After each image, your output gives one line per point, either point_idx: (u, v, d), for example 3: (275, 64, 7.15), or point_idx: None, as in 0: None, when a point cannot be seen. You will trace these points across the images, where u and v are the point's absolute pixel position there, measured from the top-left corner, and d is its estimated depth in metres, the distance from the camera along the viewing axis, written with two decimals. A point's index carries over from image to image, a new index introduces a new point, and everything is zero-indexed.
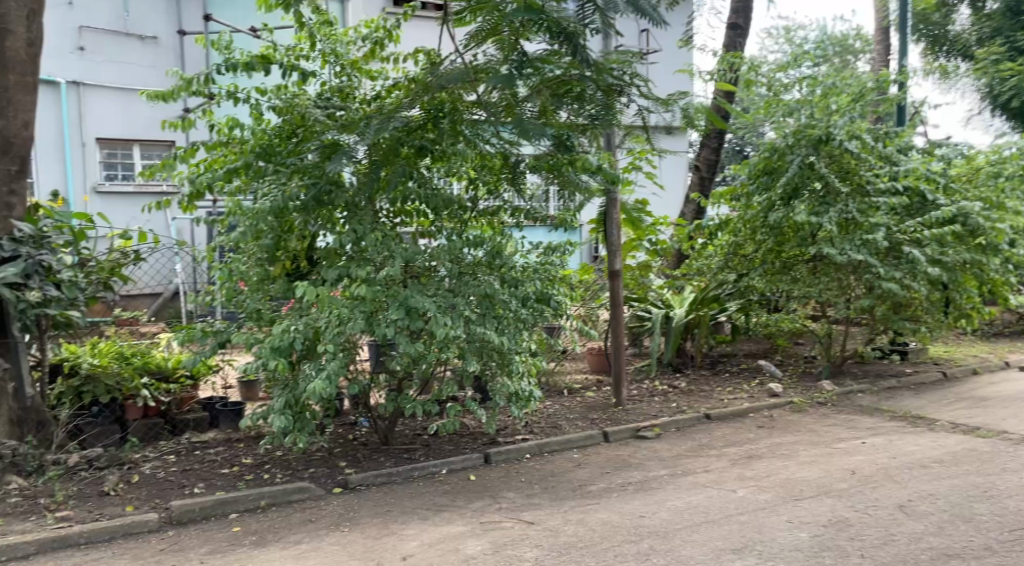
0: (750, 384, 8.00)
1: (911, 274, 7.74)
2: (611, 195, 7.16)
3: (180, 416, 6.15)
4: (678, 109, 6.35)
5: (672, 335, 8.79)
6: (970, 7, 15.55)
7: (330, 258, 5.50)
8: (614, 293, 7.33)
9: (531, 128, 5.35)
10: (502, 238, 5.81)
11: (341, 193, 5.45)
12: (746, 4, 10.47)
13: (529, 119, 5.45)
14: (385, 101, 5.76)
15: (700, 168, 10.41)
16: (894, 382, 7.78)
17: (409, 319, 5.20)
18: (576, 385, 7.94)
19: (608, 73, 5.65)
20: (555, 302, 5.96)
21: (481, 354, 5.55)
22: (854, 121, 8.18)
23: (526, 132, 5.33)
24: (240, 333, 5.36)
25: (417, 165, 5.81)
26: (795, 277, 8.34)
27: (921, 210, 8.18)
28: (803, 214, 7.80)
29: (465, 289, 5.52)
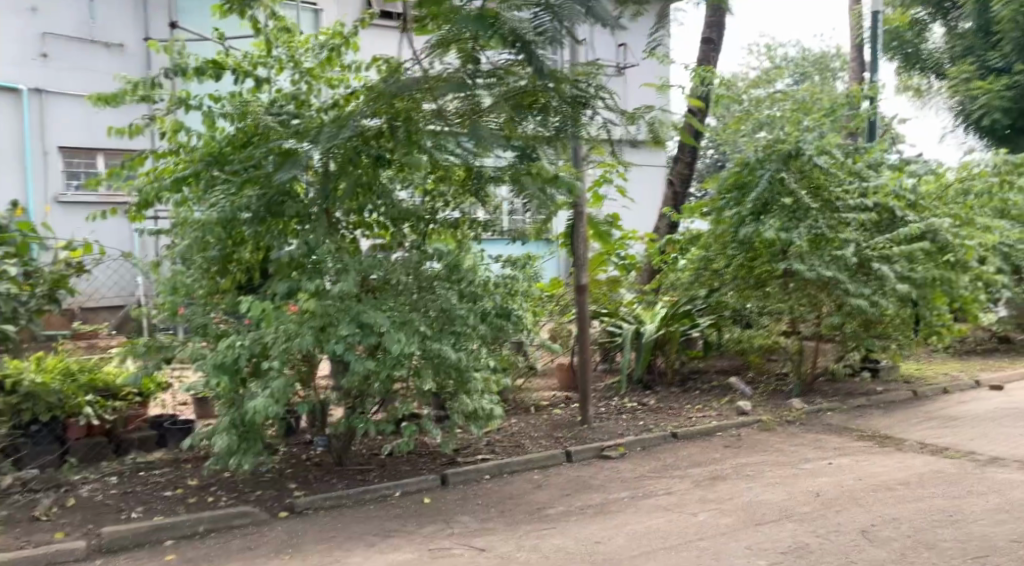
0: (720, 401, 7.90)
1: (880, 290, 7.68)
2: (577, 207, 7.01)
3: (126, 435, 5.97)
4: (644, 123, 6.29)
5: (642, 351, 8.69)
6: (943, 26, 15.72)
7: (282, 270, 5.30)
8: (581, 309, 7.16)
9: (483, 136, 5.30)
10: (462, 253, 5.70)
11: (293, 203, 5.36)
12: (719, 18, 10.43)
13: (488, 130, 5.38)
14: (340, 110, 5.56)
15: (673, 182, 10.30)
16: (864, 401, 7.68)
17: (362, 335, 5.01)
18: (543, 403, 7.77)
19: (569, 86, 5.69)
20: (516, 317, 5.79)
21: (436, 372, 5.35)
22: (824, 136, 8.11)
23: (479, 137, 5.28)
24: (186, 349, 5.18)
25: (378, 176, 5.71)
26: (766, 293, 8.25)
27: (890, 227, 8.10)
28: (773, 230, 7.69)
29: (422, 305, 5.41)
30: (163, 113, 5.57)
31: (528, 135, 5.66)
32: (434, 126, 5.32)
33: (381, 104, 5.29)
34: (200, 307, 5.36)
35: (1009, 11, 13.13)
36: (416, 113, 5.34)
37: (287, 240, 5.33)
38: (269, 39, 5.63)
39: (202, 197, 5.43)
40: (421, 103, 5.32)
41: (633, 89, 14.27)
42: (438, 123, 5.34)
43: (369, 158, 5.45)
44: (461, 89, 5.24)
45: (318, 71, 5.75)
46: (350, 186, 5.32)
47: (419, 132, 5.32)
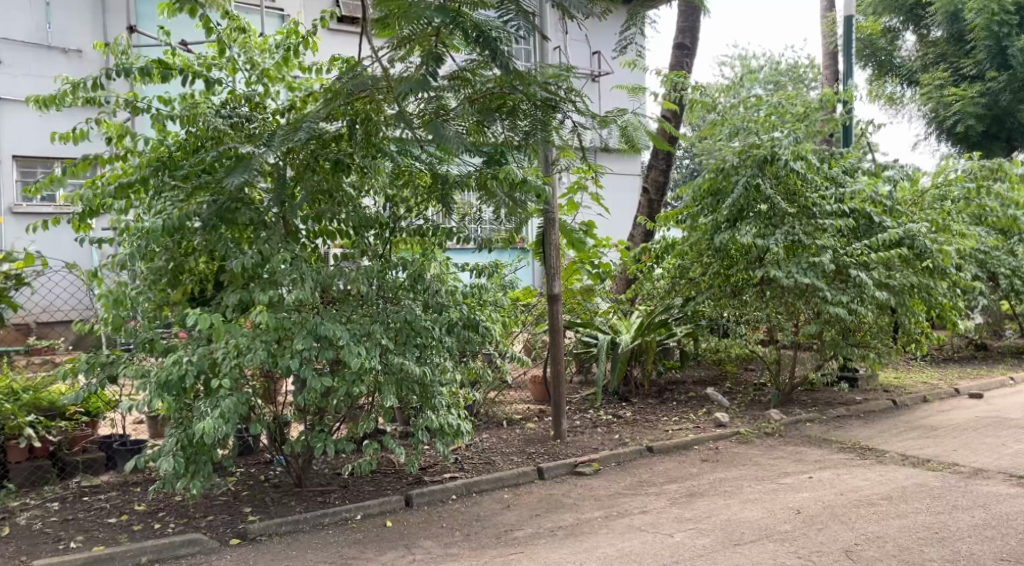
0: (697, 412, 7.69)
1: (860, 299, 7.48)
2: (548, 214, 6.77)
3: (70, 457, 5.70)
4: (617, 127, 6.05)
5: (618, 362, 8.44)
6: (915, 34, 15.79)
7: (235, 281, 5.06)
8: (553, 319, 6.93)
9: (447, 136, 4.97)
10: (427, 260, 5.41)
11: (247, 210, 5.13)
12: (693, 24, 10.31)
13: (453, 135, 5.05)
14: (296, 114, 5.36)
15: (649, 190, 10.15)
16: (844, 411, 7.50)
17: (319, 349, 4.74)
18: (516, 416, 7.51)
19: (539, 90, 5.33)
20: (484, 327, 5.52)
21: (399, 388, 5.07)
22: (799, 142, 7.97)
23: (443, 137, 4.96)
24: (130, 366, 4.88)
25: (338, 182, 5.48)
26: (743, 302, 8.05)
27: (868, 233, 7.94)
28: (750, 236, 7.54)
29: (382, 317, 5.06)
30: (107, 115, 5.32)
31: (495, 137, 5.41)
32: (396, 127, 5.20)
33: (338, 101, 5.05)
34: (146, 321, 5.05)
35: (982, 19, 13.28)
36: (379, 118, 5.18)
37: (240, 248, 5.11)
38: (223, 38, 5.38)
39: (152, 201, 5.18)
40: (387, 107, 5.15)
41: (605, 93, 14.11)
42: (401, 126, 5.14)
43: (323, 162, 5.31)
44: (429, 81, 4.81)
45: (274, 73, 5.55)
46: (306, 193, 5.30)
47: (380, 133, 5.24)
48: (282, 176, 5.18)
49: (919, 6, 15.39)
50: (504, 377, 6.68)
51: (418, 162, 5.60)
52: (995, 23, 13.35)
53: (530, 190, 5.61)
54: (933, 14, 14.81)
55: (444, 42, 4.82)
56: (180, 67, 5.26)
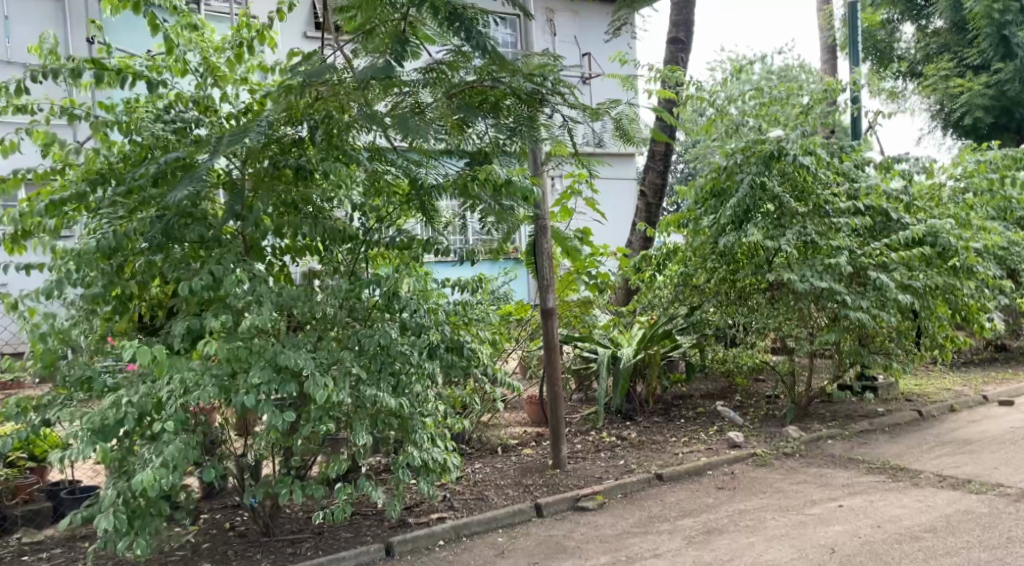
0: (707, 431, 7.10)
1: (879, 303, 6.90)
2: (540, 220, 6.20)
3: (11, 510, 5.13)
4: (611, 119, 5.45)
5: (620, 378, 7.87)
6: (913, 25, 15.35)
7: (187, 308, 4.48)
8: (549, 335, 6.34)
9: (416, 128, 4.48)
10: (403, 277, 4.81)
11: (197, 226, 4.57)
12: (687, 17, 9.77)
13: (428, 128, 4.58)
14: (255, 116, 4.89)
15: (646, 194, 9.59)
16: (867, 425, 6.91)
17: (279, 382, 4.16)
18: (512, 441, 6.95)
19: (525, 83, 4.92)
20: (469, 350, 4.97)
21: (373, 422, 4.48)
22: (806, 135, 7.40)
23: (410, 131, 4.47)
24: (66, 408, 4.28)
25: (304, 192, 4.87)
26: (751, 309, 7.48)
27: (885, 231, 7.33)
28: (758, 237, 6.98)
29: (352, 342, 4.47)
30: (39, 124, 4.76)
31: (480, 138, 4.97)
32: (357, 129, 4.60)
33: (309, 91, 4.50)
34: (84, 357, 4.47)
35: (983, 6, 12.74)
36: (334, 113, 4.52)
37: (189, 269, 4.52)
38: (171, 36, 4.82)
39: (91, 220, 4.61)
40: (353, 104, 4.46)
41: (597, 87, 13.59)
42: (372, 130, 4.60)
43: (274, 166, 4.77)
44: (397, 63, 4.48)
45: (226, 72, 4.99)
46: (265, 201, 4.65)
47: (343, 129, 4.58)
48: (246, 182, 4.67)
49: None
50: (495, 402, 6.09)
51: (395, 168, 4.96)
52: (999, 11, 12.88)
53: (517, 191, 5.07)
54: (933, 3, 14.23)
55: (417, 33, 4.67)
56: (117, 68, 4.69)
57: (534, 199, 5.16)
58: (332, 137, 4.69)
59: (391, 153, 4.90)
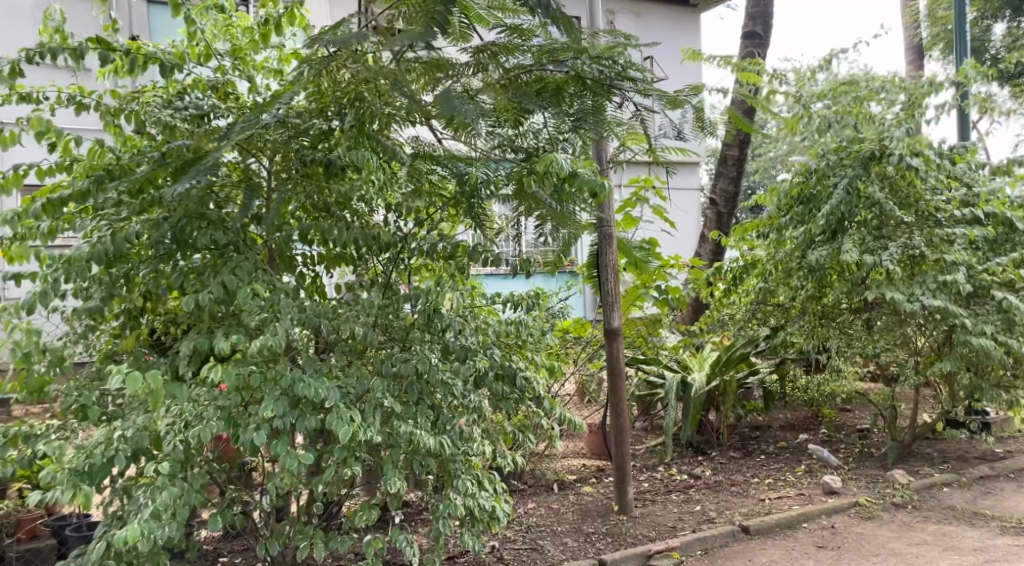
0: (796, 471, 6.21)
1: (1006, 327, 5.94)
2: (603, 227, 5.43)
3: (9, 548, 4.53)
4: (692, 107, 4.64)
5: (689, 409, 7.05)
6: (1008, 24, 14.15)
7: (197, 326, 3.79)
8: (611, 358, 5.57)
9: (463, 108, 3.76)
10: (447, 289, 4.01)
11: (209, 230, 3.89)
12: (765, 8, 8.89)
13: (470, 106, 3.83)
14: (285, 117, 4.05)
15: (716, 202, 8.75)
16: (987, 470, 6.00)
17: (295, 416, 3.37)
18: (570, 477, 6.17)
19: (590, 65, 4.32)
20: (522, 380, 4.18)
21: (408, 464, 3.68)
22: (912, 134, 6.44)
23: (455, 109, 3.76)
24: (54, 440, 3.61)
25: (329, 190, 4.14)
26: (848, 333, 6.53)
27: (1008, 243, 6.36)
28: (854, 252, 6.07)
29: (385, 367, 3.70)
30: (40, 113, 4.13)
31: (538, 135, 4.39)
32: (393, 120, 4.08)
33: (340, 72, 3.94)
34: (81, 380, 3.82)
35: None
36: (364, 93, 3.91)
37: (200, 281, 3.83)
38: (191, 14, 4.19)
39: (94, 222, 4.00)
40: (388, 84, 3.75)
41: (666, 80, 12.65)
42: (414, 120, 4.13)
43: (299, 162, 4.10)
44: (440, 33, 3.65)
45: (252, 53, 4.33)
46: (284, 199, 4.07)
47: (380, 117, 4.01)
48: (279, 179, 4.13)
49: None
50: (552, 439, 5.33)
51: (440, 167, 4.33)
52: None
53: (581, 186, 4.10)
54: None
55: (469, 13, 3.94)
56: (125, 47, 4.03)
57: (604, 195, 4.15)
58: (379, 129, 4.07)
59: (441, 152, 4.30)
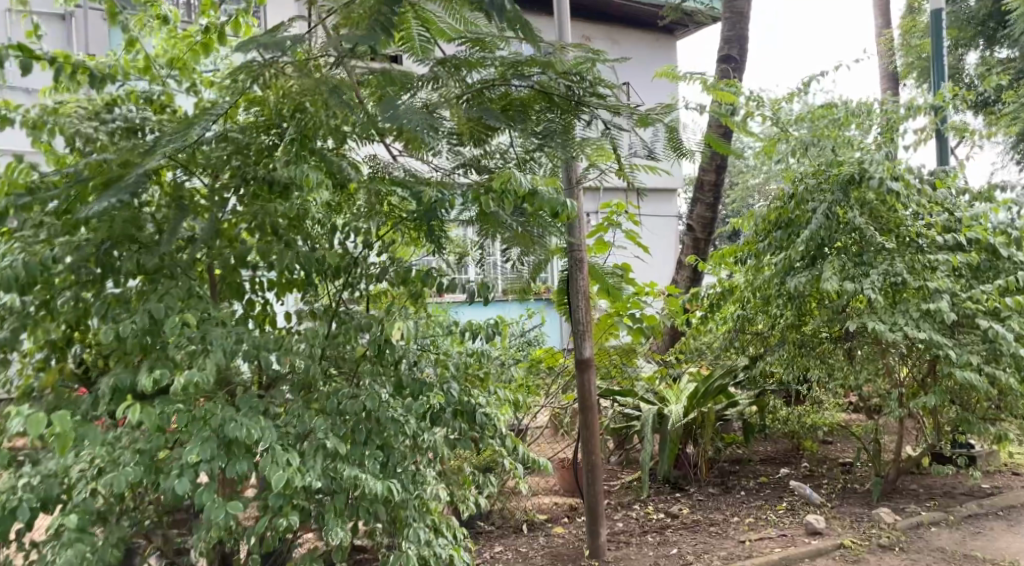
0: (778, 510, 5.91)
1: (993, 358, 5.70)
2: (575, 251, 5.11)
3: None
4: (663, 127, 4.37)
5: (667, 442, 6.82)
6: (982, 53, 14.22)
7: (121, 359, 3.43)
8: (583, 391, 5.22)
9: (406, 117, 3.49)
10: (402, 318, 3.68)
11: (137, 253, 3.54)
12: (740, 32, 8.75)
13: (413, 111, 3.57)
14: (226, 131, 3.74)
15: (693, 228, 8.50)
16: (975, 508, 5.75)
17: (226, 459, 3.01)
18: (540, 517, 5.84)
19: (557, 81, 4.06)
20: (484, 417, 3.84)
21: (355, 512, 3.33)
22: (892, 157, 6.23)
23: (398, 118, 3.49)
24: None
25: (269, 211, 3.76)
26: (829, 363, 6.32)
27: (990, 271, 6.16)
28: (834, 279, 5.80)
29: (330, 403, 3.35)
30: None
31: (505, 156, 4.23)
32: (348, 136, 3.85)
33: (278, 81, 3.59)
34: None
35: None
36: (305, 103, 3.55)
37: (126, 309, 3.47)
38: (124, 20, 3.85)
39: (9, 244, 3.63)
40: (324, 91, 3.47)
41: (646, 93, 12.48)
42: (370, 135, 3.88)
43: (242, 181, 3.77)
44: (386, 38, 3.36)
45: (192, 64, 4.02)
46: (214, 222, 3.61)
47: (324, 129, 3.67)
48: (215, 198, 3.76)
49: (990, 19, 13.79)
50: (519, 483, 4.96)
51: (401, 189, 4.00)
52: None
53: (542, 205, 3.78)
54: (1014, 25, 13.00)
55: (430, 26, 3.81)
56: (48, 54, 3.68)
57: (566, 214, 3.86)
58: (336, 147, 3.90)
59: (400, 172, 4.13)
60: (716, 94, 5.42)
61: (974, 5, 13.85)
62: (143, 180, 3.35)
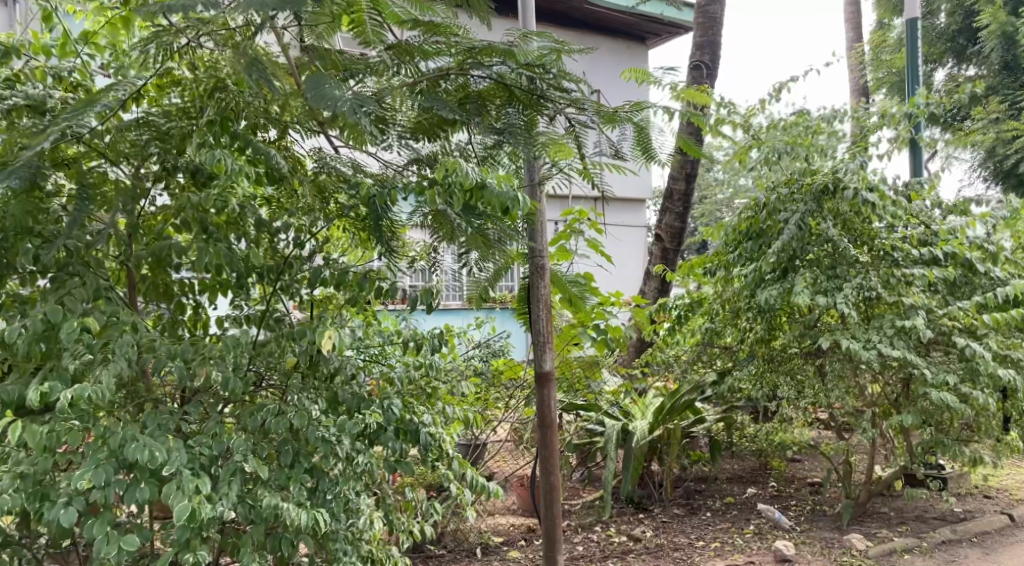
0: (746, 535, 5.63)
1: (970, 378, 5.48)
2: (535, 258, 4.70)
3: None
4: (635, 127, 3.97)
5: (630, 460, 6.53)
6: (952, 70, 14.21)
7: (14, 366, 3.01)
8: (542, 407, 4.86)
9: (334, 96, 3.09)
10: (339, 326, 3.32)
11: (37, 247, 3.13)
12: (712, 38, 8.52)
13: (338, 95, 3.11)
14: (146, 113, 3.35)
15: (662, 238, 8.23)
16: (949, 534, 5.54)
17: (124, 484, 2.61)
18: (495, 541, 5.48)
19: (519, 73, 3.71)
20: (429, 437, 3.48)
21: (278, 544, 2.95)
22: (868, 167, 5.99)
23: (324, 97, 3.08)
24: None
25: (188, 204, 3.35)
26: (798, 379, 6.06)
27: (966, 288, 5.95)
28: (806, 293, 5.54)
29: (252, 421, 2.97)
30: None
31: (464, 154, 3.95)
32: (289, 127, 3.63)
33: (200, 55, 3.15)
34: None
35: None
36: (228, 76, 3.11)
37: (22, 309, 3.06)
38: None
39: None
40: (247, 70, 2.95)
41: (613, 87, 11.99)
42: (312, 122, 3.61)
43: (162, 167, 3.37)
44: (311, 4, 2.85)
45: (112, 40, 3.63)
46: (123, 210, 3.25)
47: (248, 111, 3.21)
48: (129, 186, 3.34)
49: (960, 36, 13.79)
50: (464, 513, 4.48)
51: (349, 186, 3.57)
52: None
53: (490, 200, 3.38)
54: (983, 43, 13.00)
55: (382, 9, 3.48)
56: None
57: (518, 210, 3.44)
58: (277, 138, 3.69)
59: (346, 166, 3.70)
60: (686, 96, 4.97)
61: (944, 21, 13.85)
62: (38, 165, 2.93)
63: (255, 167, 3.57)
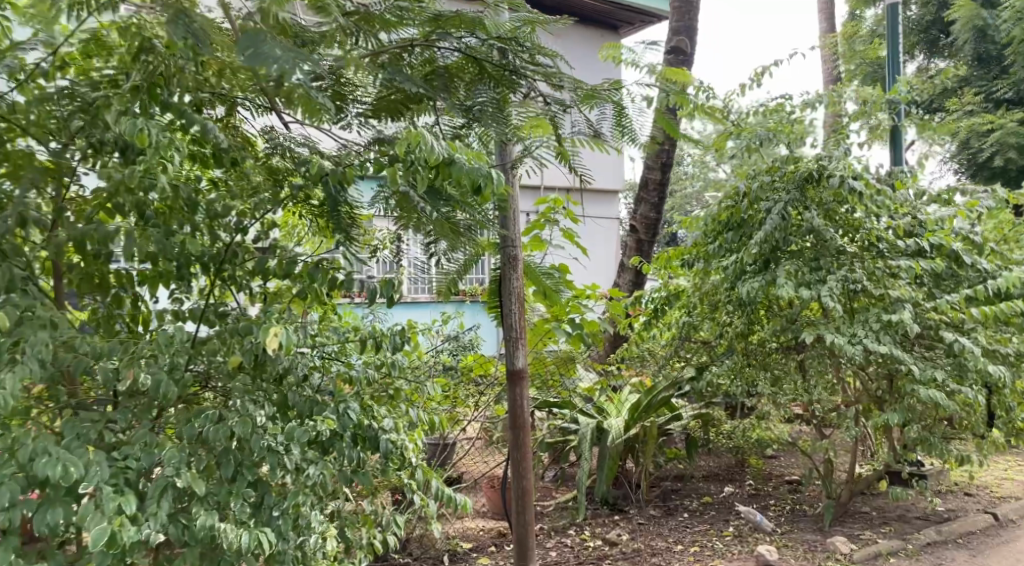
0: (726, 538, 5.40)
1: (957, 374, 5.29)
2: (506, 248, 4.38)
3: None
4: (615, 106, 3.66)
5: (605, 459, 6.26)
6: (925, 61, 14.14)
7: None
8: (514, 407, 4.56)
9: (271, 54, 2.60)
10: (289, 322, 2.98)
11: None
12: (688, 22, 8.25)
13: (277, 54, 2.62)
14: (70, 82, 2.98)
15: (637, 229, 7.96)
16: (934, 535, 5.36)
17: (34, 505, 2.27)
18: (464, 548, 5.18)
19: (489, 45, 3.38)
20: (390, 444, 3.16)
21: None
22: (852, 155, 5.76)
23: (259, 55, 2.60)
24: None
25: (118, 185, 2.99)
26: (778, 375, 5.84)
27: (952, 280, 5.75)
28: (790, 286, 5.30)
29: (187, 430, 2.63)
30: None
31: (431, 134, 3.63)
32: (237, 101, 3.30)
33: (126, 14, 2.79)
34: None
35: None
36: (159, 38, 2.76)
37: None
38: None
39: None
40: (172, 19, 2.63)
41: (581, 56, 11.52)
42: (260, 96, 3.27)
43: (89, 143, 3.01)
44: None
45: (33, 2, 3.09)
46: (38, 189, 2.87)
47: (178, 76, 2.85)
48: (51, 165, 2.97)
49: (933, 27, 13.72)
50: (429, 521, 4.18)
51: (301, 167, 3.23)
52: None
53: (459, 177, 3.00)
54: (956, 34, 12.93)
55: None
56: None
57: (490, 188, 3.07)
58: (224, 116, 3.38)
59: (302, 147, 3.38)
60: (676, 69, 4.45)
61: (916, 12, 13.75)
62: None
63: (196, 145, 3.21)
